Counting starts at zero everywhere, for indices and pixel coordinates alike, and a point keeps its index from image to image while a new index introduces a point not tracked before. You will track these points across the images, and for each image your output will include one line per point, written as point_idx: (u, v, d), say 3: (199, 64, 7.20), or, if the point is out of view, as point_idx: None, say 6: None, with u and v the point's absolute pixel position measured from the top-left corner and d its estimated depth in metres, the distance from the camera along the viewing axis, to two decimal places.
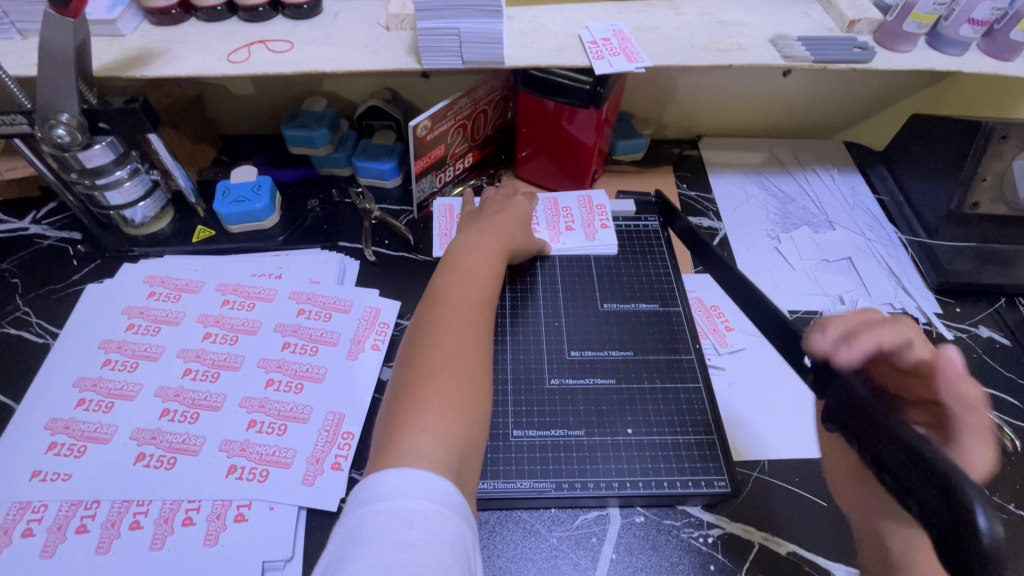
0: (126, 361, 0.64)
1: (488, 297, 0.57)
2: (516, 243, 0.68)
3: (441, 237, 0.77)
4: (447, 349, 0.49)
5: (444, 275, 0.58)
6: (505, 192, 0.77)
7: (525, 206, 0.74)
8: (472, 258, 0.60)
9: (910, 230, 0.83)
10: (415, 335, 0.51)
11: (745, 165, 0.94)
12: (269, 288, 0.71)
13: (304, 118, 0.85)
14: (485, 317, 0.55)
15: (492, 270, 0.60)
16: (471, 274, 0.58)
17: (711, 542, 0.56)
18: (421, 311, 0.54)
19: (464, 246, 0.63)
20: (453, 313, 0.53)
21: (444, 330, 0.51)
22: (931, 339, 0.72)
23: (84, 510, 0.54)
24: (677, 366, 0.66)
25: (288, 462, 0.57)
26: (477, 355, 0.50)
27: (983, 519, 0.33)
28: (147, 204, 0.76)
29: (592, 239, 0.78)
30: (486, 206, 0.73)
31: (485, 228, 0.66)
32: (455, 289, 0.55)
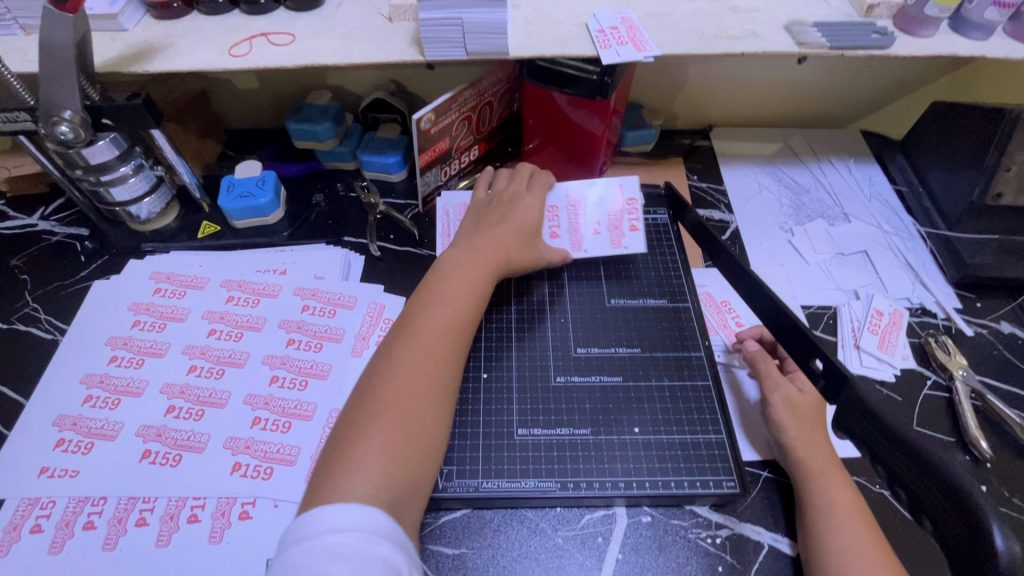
0: (132, 358, 0.64)
1: (462, 328, 0.55)
2: (511, 261, 0.64)
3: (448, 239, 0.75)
4: (401, 384, 0.48)
5: (423, 298, 0.56)
6: (517, 185, 0.72)
7: (531, 208, 0.69)
8: (456, 282, 0.58)
9: (929, 221, 0.80)
10: (377, 363, 0.51)
11: (757, 155, 0.91)
12: (273, 284, 0.71)
13: (308, 112, 0.84)
14: (455, 350, 0.53)
15: (474, 296, 0.58)
16: (449, 300, 0.56)
17: (720, 543, 0.55)
18: (392, 336, 0.53)
19: (449, 262, 0.61)
20: (415, 345, 0.51)
21: (404, 364, 0.50)
22: (949, 335, 0.70)
23: (91, 506, 0.54)
24: (686, 363, 0.65)
25: (292, 460, 0.57)
26: (433, 394, 0.49)
27: (999, 538, 0.38)
28: (152, 200, 0.76)
29: (617, 245, 0.73)
30: (496, 203, 0.69)
31: (479, 242, 0.63)
32: (429, 317, 0.54)
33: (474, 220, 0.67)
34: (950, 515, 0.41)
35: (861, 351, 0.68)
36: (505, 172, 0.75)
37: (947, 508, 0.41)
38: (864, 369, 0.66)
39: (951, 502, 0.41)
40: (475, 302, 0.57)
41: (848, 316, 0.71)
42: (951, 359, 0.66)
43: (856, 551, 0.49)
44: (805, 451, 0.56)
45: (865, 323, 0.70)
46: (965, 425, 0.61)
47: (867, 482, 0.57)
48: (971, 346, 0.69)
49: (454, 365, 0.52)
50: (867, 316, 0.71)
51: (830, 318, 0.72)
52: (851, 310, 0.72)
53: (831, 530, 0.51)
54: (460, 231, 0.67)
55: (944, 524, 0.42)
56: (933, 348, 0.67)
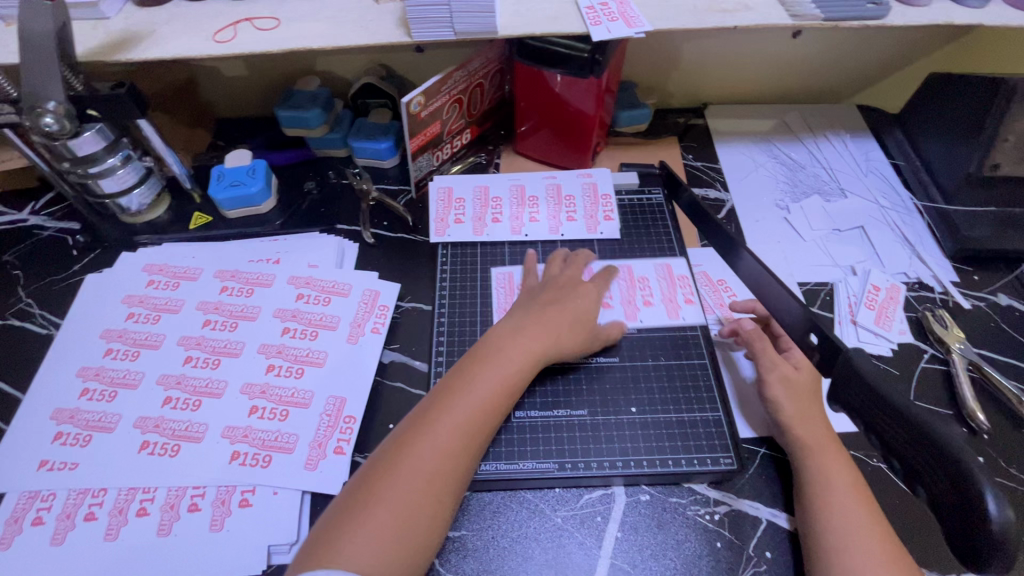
0: (127, 350, 0.64)
1: (485, 429, 0.51)
2: (561, 347, 0.58)
3: (501, 310, 0.68)
4: (403, 487, 0.45)
5: (452, 385, 0.52)
6: (574, 271, 0.67)
7: (591, 295, 0.64)
8: (490, 371, 0.53)
9: (927, 195, 0.80)
10: (387, 453, 0.48)
11: (753, 133, 0.90)
12: (267, 273, 0.71)
13: (296, 99, 0.83)
14: (470, 455, 0.49)
15: (505, 387, 0.53)
16: (477, 393, 0.51)
17: (718, 519, 0.55)
18: (408, 423, 0.50)
19: (500, 335, 0.57)
20: (444, 421, 0.49)
21: (413, 463, 0.47)
22: (946, 309, 0.70)
23: (92, 498, 0.54)
24: (681, 342, 0.65)
25: (291, 447, 0.57)
26: (434, 500, 0.46)
27: (994, 506, 0.39)
28: (142, 190, 0.75)
29: (675, 316, 0.67)
30: (547, 285, 0.64)
31: (524, 323, 0.58)
32: (452, 412, 0.50)
33: (527, 299, 0.62)
34: (945, 480, 0.42)
35: (858, 326, 0.68)
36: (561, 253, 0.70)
37: (944, 477, 0.42)
38: (860, 344, 0.66)
39: (948, 470, 0.42)
40: (504, 396, 0.53)
41: (845, 292, 0.71)
42: (948, 333, 0.66)
43: (850, 529, 0.49)
44: (802, 426, 0.56)
45: (862, 299, 0.70)
46: (962, 398, 0.61)
47: (864, 456, 0.58)
48: (968, 319, 0.69)
49: (466, 468, 0.49)
50: (864, 291, 0.70)
51: (827, 294, 0.71)
52: (848, 286, 0.71)
53: (827, 509, 0.51)
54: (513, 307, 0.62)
55: (938, 489, 0.43)
56: (931, 322, 0.67)
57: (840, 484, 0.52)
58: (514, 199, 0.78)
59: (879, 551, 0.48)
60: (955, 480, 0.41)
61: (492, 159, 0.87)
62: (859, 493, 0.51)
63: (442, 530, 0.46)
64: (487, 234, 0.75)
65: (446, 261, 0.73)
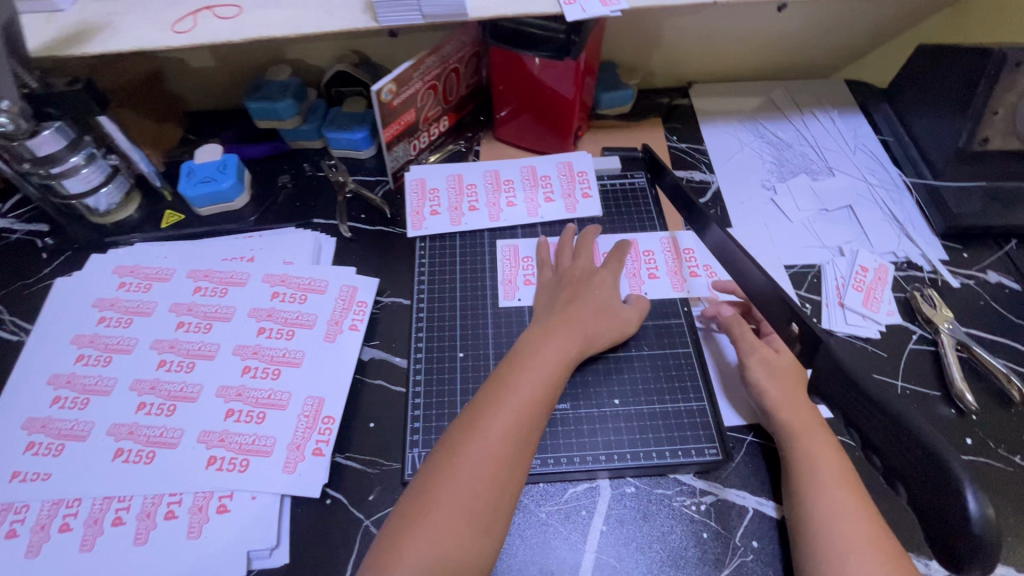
0: (99, 356, 0.62)
1: (536, 426, 0.50)
2: (592, 337, 0.59)
3: (506, 282, 0.69)
4: (462, 490, 0.45)
5: (497, 386, 0.52)
6: (586, 262, 0.66)
7: (606, 287, 0.63)
8: (530, 375, 0.53)
9: (915, 171, 0.78)
10: (440, 457, 0.47)
11: (739, 111, 0.88)
12: (241, 272, 0.69)
13: (266, 89, 0.80)
14: (526, 454, 0.49)
15: (550, 385, 0.53)
16: (524, 393, 0.51)
17: (704, 509, 0.55)
18: (459, 426, 0.49)
19: (533, 339, 0.57)
20: (491, 428, 0.48)
21: (470, 465, 0.46)
22: (935, 288, 0.69)
23: (66, 508, 0.53)
24: (665, 331, 0.64)
25: (268, 450, 0.56)
26: (494, 501, 0.46)
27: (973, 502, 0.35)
28: (110, 189, 0.72)
29: (680, 287, 0.68)
30: (563, 283, 0.64)
31: (554, 324, 0.58)
32: (503, 413, 0.49)
33: (548, 301, 0.62)
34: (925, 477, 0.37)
35: (845, 309, 0.66)
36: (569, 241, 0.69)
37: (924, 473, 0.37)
38: (848, 327, 0.65)
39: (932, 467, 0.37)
40: (549, 394, 0.52)
41: (833, 273, 0.70)
42: (937, 313, 0.65)
43: (837, 516, 0.48)
44: (788, 410, 0.55)
45: (850, 280, 0.68)
46: (950, 378, 0.60)
47: (849, 441, 0.57)
48: (957, 297, 0.68)
49: (524, 467, 0.48)
50: (852, 272, 0.69)
51: (814, 277, 0.70)
52: (835, 267, 0.70)
53: (811, 495, 0.50)
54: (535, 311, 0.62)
55: (917, 485, 0.38)
56: (919, 302, 0.66)
57: (826, 471, 0.51)
58: (489, 184, 0.77)
59: (868, 537, 0.47)
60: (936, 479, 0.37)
61: (472, 146, 0.84)
62: (846, 480, 0.50)
63: (504, 531, 0.46)
64: (465, 223, 0.73)
65: (423, 254, 0.72)
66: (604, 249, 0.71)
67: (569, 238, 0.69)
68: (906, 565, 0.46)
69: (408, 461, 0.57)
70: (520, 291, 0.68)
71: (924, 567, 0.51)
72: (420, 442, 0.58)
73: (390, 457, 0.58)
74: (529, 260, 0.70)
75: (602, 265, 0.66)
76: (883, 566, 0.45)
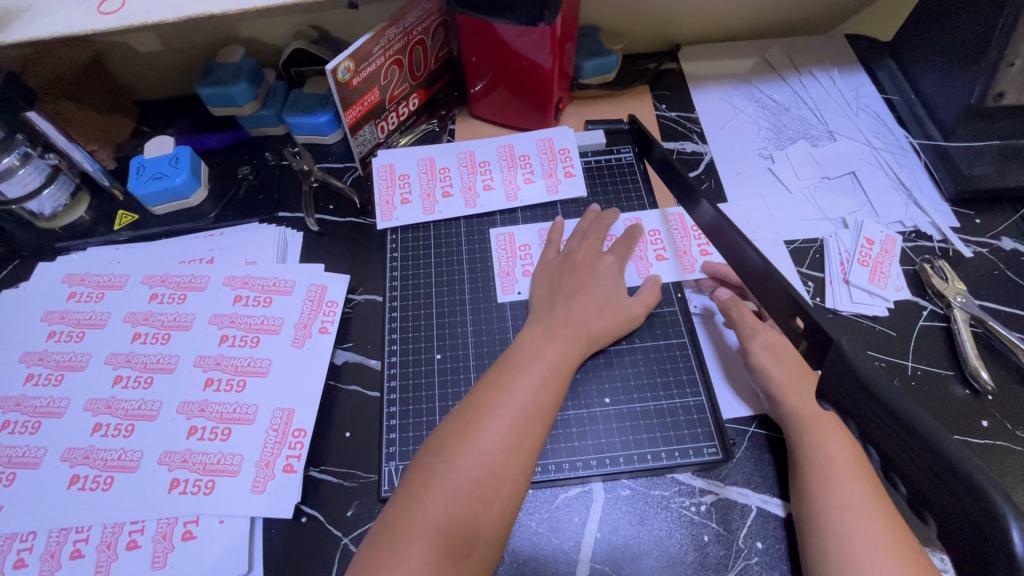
0: (49, 374, 0.58)
1: (535, 434, 0.45)
2: (599, 336, 0.55)
3: (503, 275, 0.64)
4: (446, 502, 0.41)
5: (492, 388, 0.47)
6: (593, 244, 0.62)
7: (614, 270, 0.59)
8: (530, 379, 0.48)
9: (923, 132, 0.73)
10: (424, 465, 0.43)
11: (732, 74, 0.82)
12: (200, 275, 0.64)
13: (218, 73, 0.73)
14: (522, 464, 0.44)
15: (551, 388, 0.48)
16: (522, 397, 0.47)
17: (705, 511, 0.51)
18: (448, 430, 0.45)
19: (534, 340, 0.52)
20: (486, 437, 0.44)
21: (456, 474, 0.42)
22: (946, 259, 0.64)
23: (20, 543, 0.50)
24: (657, 321, 0.60)
25: (235, 470, 0.53)
26: (481, 514, 0.41)
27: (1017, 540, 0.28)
28: (53, 190, 0.68)
29: (690, 270, 0.63)
30: (566, 270, 0.59)
31: (555, 323, 0.54)
32: (497, 418, 0.45)
33: (550, 293, 0.58)
34: (957, 510, 0.30)
35: (851, 286, 0.62)
36: (578, 226, 0.64)
37: (956, 505, 0.30)
38: (854, 306, 0.61)
39: (965, 497, 0.30)
40: (550, 397, 0.48)
41: (836, 248, 0.65)
42: (949, 286, 0.60)
43: (849, 515, 0.44)
44: (795, 401, 0.51)
45: (855, 255, 0.63)
46: (964, 356, 0.56)
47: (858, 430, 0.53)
48: (969, 268, 0.63)
49: (520, 480, 0.43)
50: (857, 246, 0.64)
51: (816, 252, 0.65)
52: (839, 241, 0.65)
53: (822, 493, 0.46)
54: (533, 307, 0.58)
55: (946, 520, 0.31)
56: (929, 274, 0.62)
57: (839, 464, 0.47)
58: (463, 167, 0.71)
59: (883, 536, 0.43)
60: (969, 513, 0.30)
61: (446, 125, 0.78)
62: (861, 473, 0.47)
63: (494, 548, 0.41)
64: (440, 211, 0.68)
65: (395, 247, 0.67)
66: (618, 232, 0.66)
67: (592, 216, 0.65)
68: (924, 564, 0.42)
69: (385, 475, 0.53)
70: (519, 283, 0.63)
71: (940, 563, 0.47)
72: (396, 455, 0.54)
73: (368, 468, 0.54)
74: (528, 249, 0.65)
75: (608, 249, 0.62)
76: (900, 568, 0.42)
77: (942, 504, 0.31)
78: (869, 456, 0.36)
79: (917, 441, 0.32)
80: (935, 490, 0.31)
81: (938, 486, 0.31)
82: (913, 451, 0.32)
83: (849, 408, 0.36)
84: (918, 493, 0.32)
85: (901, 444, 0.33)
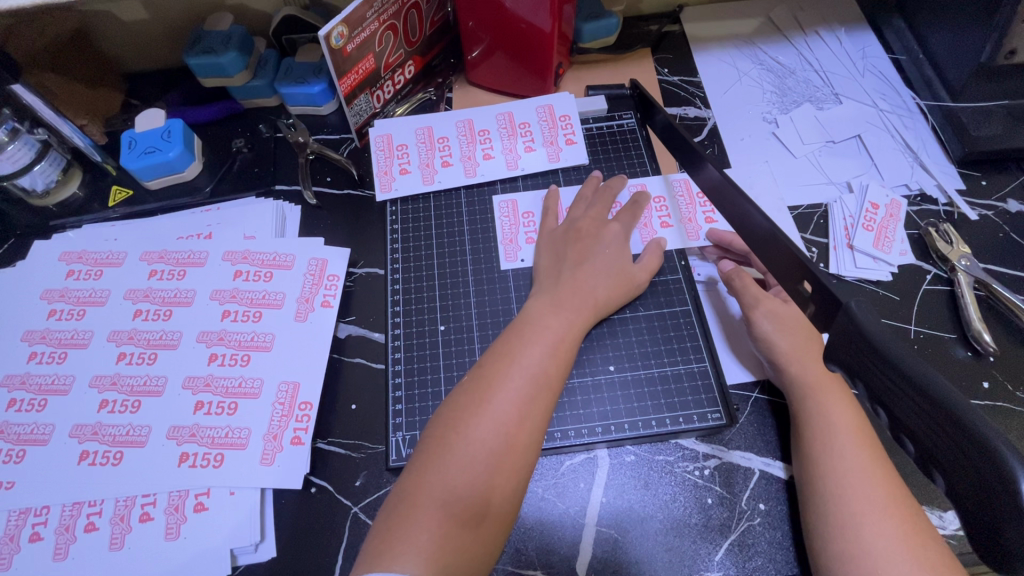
0: (53, 352, 0.58)
1: (545, 403, 0.45)
2: (603, 305, 0.55)
3: (506, 243, 0.63)
4: (462, 471, 0.41)
5: (501, 360, 0.47)
6: (598, 212, 0.61)
7: (618, 238, 0.59)
8: (538, 348, 0.48)
9: (930, 92, 0.71)
10: (437, 435, 0.43)
11: (737, 36, 0.80)
12: (199, 251, 0.63)
13: (207, 41, 0.71)
14: (535, 434, 0.44)
15: (559, 357, 0.48)
16: (531, 367, 0.47)
17: (708, 474, 0.52)
18: (459, 402, 0.45)
19: (540, 310, 0.52)
20: (498, 408, 0.44)
21: (471, 443, 0.42)
22: (951, 222, 0.64)
23: (35, 517, 0.50)
24: (661, 288, 0.60)
25: (244, 443, 0.53)
26: (497, 483, 0.42)
27: None
28: (44, 165, 0.67)
29: (694, 237, 0.62)
30: (570, 240, 0.58)
31: (560, 293, 0.53)
32: (508, 388, 0.45)
33: (554, 262, 0.57)
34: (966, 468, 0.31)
35: (855, 251, 0.61)
36: (582, 194, 0.63)
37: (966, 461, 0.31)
38: (857, 270, 0.61)
39: (973, 453, 0.30)
40: (558, 366, 0.48)
41: (841, 212, 0.64)
42: (953, 248, 0.60)
43: (851, 475, 0.45)
44: (798, 366, 0.51)
45: (860, 219, 0.63)
46: (967, 319, 0.56)
47: None
48: (974, 230, 0.63)
49: (532, 448, 0.44)
50: (862, 210, 0.64)
51: (821, 217, 0.65)
52: (844, 206, 0.64)
53: (828, 454, 0.47)
54: (538, 277, 0.57)
55: (959, 477, 0.31)
56: (933, 238, 0.61)
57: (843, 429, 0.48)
58: (462, 136, 0.70)
59: (884, 497, 0.44)
60: (976, 466, 0.30)
61: (443, 93, 0.77)
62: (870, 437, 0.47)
63: (509, 516, 0.42)
64: (439, 181, 0.67)
65: (395, 219, 0.66)
66: (623, 199, 0.65)
67: (594, 183, 0.64)
68: (923, 523, 0.43)
69: (392, 445, 0.53)
70: (523, 251, 0.63)
71: (938, 521, 0.48)
72: (403, 426, 0.54)
73: (375, 439, 0.55)
74: (530, 216, 0.65)
75: (613, 217, 0.61)
76: (901, 526, 0.43)
77: (949, 459, 0.32)
78: (876, 416, 0.36)
79: (925, 400, 0.32)
80: (942, 446, 0.32)
81: (945, 441, 0.32)
82: (922, 410, 0.33)
83: (859, 370, 0.36)
84: (927, 452, 0.33)
85: (909, 403, 0.33)
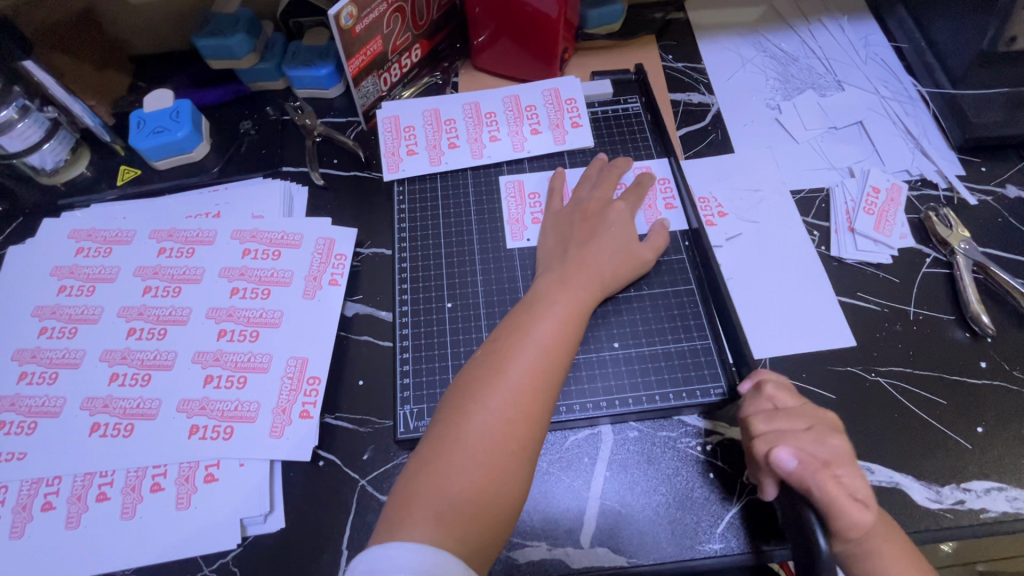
0: (64, 327, 0.59)
1: (556, 374, 0.46)
2: (609, 283, 0.55)
3: (512, 223, 0.64)
4: (480, 439, 0.42)
5: (514, 334, 0.48)
6: (603, 192, 0.61)
7: (624, 218, 0.59)
8: (550, 322, 0.49)
9: (931, 80, 0.72)
10: (453, 406, 0.44)
11: (741, 24, 0.80)
12: (208, 229, 0.64)
13: (216, 23, 0.71)
14: (547, 403, 0.45)
15: (569, 330, 0.49)
16: (543, 340, 0.47)
17: (709, 449, 0.53)
18: (474, 374, 0.46)
19: (549, 286, 0.53)
20: (513, 379, 0.45)
21: (487, 413, 0.43)
22: (951, 207, 0.64)
23: (46, 487, 0.51)
24: (665, 267, 0.61)
25: (253, 416, 0.54)
26: (513, 451, 0.42)
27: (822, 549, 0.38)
28: (53, 144, 0.67)
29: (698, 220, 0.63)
30: (578, 219, 0.59)
31: (568, 270, 0.54)
32: (521, 360, 0.46)
33: (561, 242, 0.58)
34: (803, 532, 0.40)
35: (856, 234, 0.62)
36: (589, 176, 0.64)
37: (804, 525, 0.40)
38: (859, 254, 0.61)
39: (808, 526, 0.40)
40: (569, 339, 0.49)
41: (842, 196, 0.65)
42: (953, 233, 0.61)
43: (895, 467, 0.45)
44: None
45: (861, 203, 0.64)
46: (966, 300, 0.57)
47: (863, 372, 0.56)
48: (973, 215, 0.64)
49: (545, 417, 0.45)
50: (863, 194, 0.64)
51: (822, 202, 0.66)
52: (845, 190, 0.65)
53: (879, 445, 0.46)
54: (544, 257, 0.58)
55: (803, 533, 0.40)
56: (933, 222, 0.62)
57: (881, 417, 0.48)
58: (469, 118, 0.70)
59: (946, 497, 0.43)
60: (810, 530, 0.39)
61: (449, 78, 0.77)
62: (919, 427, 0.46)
63: (525, 484, 0.43)
64: (446, 162, 0.68)
65: (402, 199, 0.66)
66: (628, 180, 0.65)
67: (599, 165, 0.65)
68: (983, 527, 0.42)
69: (399, 419, 0.54)
70: (529, 230, 0.63)
71: (934, 495, 0.50)
72: (411, 399, 0.55)
73: (382, 414, 0.55)
74: (537, 196, 0.65)
75: (620, 198, 0.62)
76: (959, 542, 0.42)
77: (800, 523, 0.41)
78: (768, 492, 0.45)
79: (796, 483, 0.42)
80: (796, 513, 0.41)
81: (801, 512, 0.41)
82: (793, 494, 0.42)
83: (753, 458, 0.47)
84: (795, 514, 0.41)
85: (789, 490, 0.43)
